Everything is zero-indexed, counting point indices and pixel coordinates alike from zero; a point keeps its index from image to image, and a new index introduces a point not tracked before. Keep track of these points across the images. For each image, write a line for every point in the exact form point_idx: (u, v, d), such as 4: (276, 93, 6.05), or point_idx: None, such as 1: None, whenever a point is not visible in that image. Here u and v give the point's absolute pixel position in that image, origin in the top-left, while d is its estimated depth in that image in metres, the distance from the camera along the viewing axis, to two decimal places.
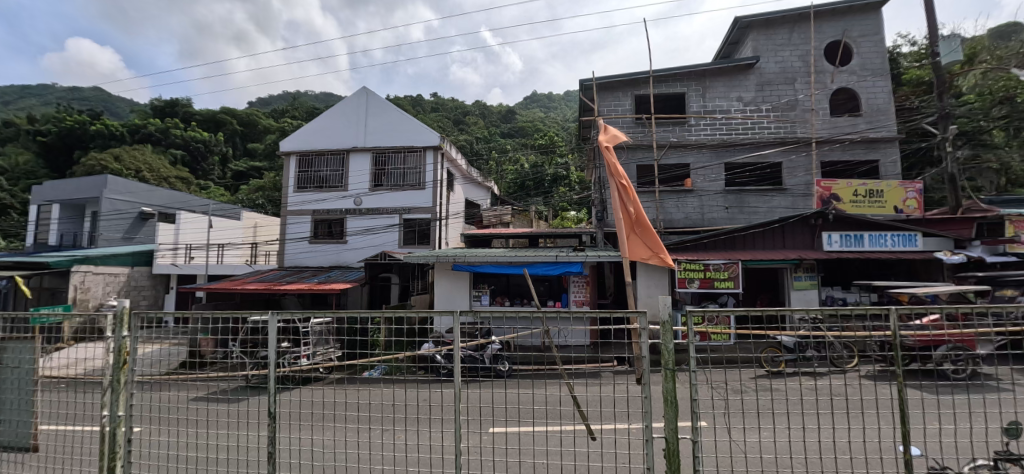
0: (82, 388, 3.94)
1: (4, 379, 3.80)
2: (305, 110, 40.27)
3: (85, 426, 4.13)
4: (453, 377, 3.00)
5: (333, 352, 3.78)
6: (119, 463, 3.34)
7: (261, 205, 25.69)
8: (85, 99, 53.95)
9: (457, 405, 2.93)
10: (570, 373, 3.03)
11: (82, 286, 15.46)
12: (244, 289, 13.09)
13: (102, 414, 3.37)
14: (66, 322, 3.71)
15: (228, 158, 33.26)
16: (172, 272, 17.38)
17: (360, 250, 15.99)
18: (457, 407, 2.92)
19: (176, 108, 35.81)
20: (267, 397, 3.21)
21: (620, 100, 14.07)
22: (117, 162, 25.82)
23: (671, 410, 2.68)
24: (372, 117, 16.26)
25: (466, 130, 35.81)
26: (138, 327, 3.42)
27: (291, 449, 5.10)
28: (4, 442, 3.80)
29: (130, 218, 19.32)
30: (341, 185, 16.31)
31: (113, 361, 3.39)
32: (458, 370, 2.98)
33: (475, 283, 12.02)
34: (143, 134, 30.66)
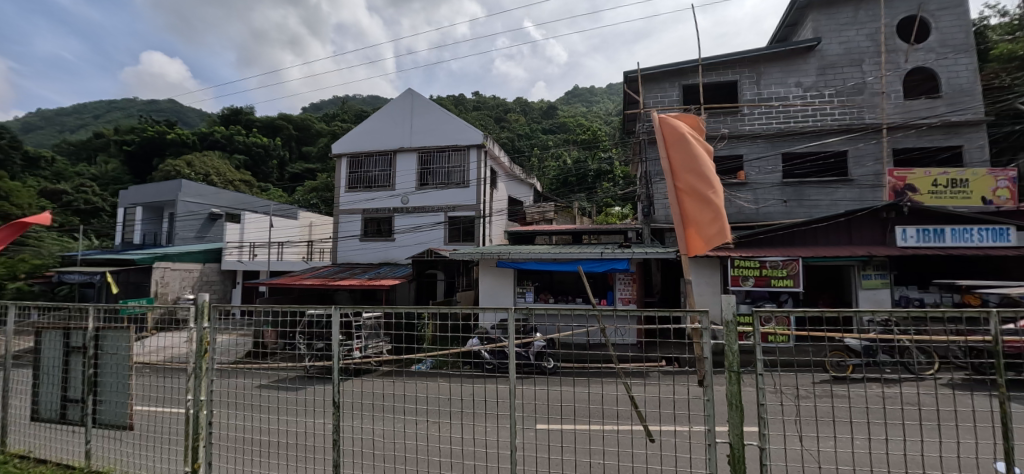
0: (168, 374, 4.29)
1: (103, 365, 4.20)
2: (354, 112, 41.62)
3: (170, 407, 4.48)
4: (506, 372, 3.01)
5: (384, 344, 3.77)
6: (201, 444, 3.66)
7: (314, 205, 27.08)
8: (161, 111, 58.99)
9: (513, 401, 2.95)
10: (631, 375, 2.93)
11: (161, 281, 16.74)
12: (301, 285, 13.75)
13: (187, 398, 3.67)
14: (149, 310, 4.04)
15: (285, 161, 35.01)
16: (238, 268, 18.44)
17: (408, 247, 16.43)
18: (513, 402, 2.95)
19: (239, 116, 38.14)
20: (330, 386, 3.38)
21: (666, 91, 13.72)
22: (189, 167, 27.87)
23: (736, 414, 2.60)
24: (417, 117, 16.63)
25: (508, 127, 35.88)
26: (215, 319, 3.73)
27: (355, 436, 5.51)
28: (103, 420, 4.18)
29: (201, 218, 20.79)
30: (388, 184, 16.82)
31: (196, 350, 3.70)
32: (513, 366, 3.01)
33: (519, 279, 12.07)
34: (211, 141, 32.98)
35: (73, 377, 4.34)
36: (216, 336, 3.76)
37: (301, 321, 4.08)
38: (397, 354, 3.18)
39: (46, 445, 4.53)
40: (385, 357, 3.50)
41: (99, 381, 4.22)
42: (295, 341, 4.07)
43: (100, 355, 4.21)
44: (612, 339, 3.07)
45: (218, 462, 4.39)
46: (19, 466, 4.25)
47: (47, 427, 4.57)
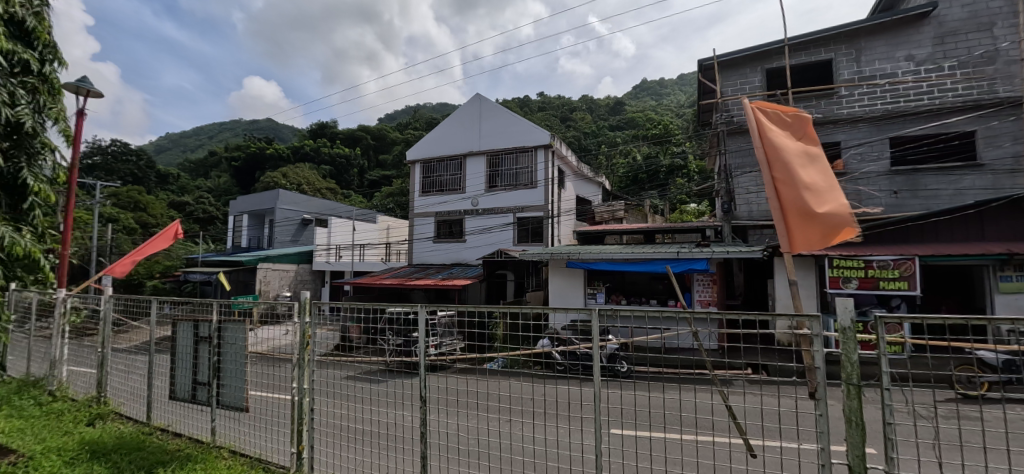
0: (274, 363, 4.72)
1: (224, 353, 4.69)
2: (425, 119, 43.20)
3: (277, 394, 4.92)
4: (590, 375, 2.99)
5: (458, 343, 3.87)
6: (305, 428, 4.05)
7: (391, 209, 28.50)
8: (259, 129, 65.15)
9: (597, 404, 2.92)
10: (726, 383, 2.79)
11: (264, 279, 18.34)
12: (382, 284, 14.49)
13: (293, 386, 4.04)
14: (255, 306, 4.46)
15: (365, 169, 37.15)
16: (326, 268, 19.79)
17: (478, 248, 16.72)
18: (598, 406, 2.92)
19: (325, 129, 41.10)
20: (417, 382, 3.56)
21: (747, 76, 12.93)
22: (284, 178, 30.46)
23: (857, 431, 2.39)
24: (485, 120, 16.94)
25: (574, 125, 35.56)
26: (314, 314, 4.07)
27: (442, 432, 5.76)
28: (225, 402, 4.68)
29: (295, 223, 22.65)
30: (459, 187, 17.31)
31: (299, 343, 4.06)
32: (598, 369, 2.98)
33: (589, 280, 11.89)
34: (303, 154, 35.96)
35: (200, 363, 4.91)
36: (315, 330, 4.09)
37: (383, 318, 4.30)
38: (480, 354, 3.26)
39: (182, 421, 5.18)
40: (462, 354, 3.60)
41: (221, 367, 4.72)
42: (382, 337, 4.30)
43: (221, 344, 4.71)
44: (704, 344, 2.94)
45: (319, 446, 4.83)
46: (161, 438, 4.92)
47: (180, 406, 5.20)
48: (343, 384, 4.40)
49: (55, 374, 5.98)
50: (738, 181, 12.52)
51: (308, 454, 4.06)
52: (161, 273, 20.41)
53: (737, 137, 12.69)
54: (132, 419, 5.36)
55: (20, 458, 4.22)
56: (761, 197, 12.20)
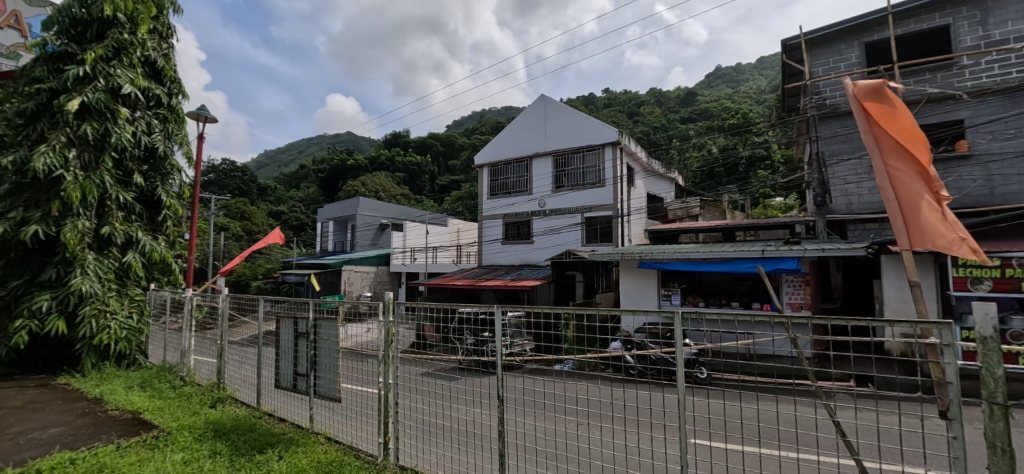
0: (362, 358, 5.18)
1: (320, 348, 5.22)
2: (492, 124, 44.07)
3: (366, 388, 5.38)
4: (674, 381, 3.05)
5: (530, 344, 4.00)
6: (390, 419, 4.44)
7: (461, 212, 29.47)
8: (341, 142, 70.32)
9: (681, 411, 2.98)
10: (832, 394, 2.71)
11: (347, 281, 19.68)
12: (455, 284, 15.07)
13: (381, 380, 4.47)
14: (342, 304, 4.94)
15: (435, 175, 38.64)
16: (403, 270, 20.83)
17: (546, 249, 16.80)
18: (681, 412, 2.98)
19: (399, 139, 43.36)
20: (495, 381, 3.80)
21: (841, 54, 11.70)
22: (363, 186, 32.49)
23: (1003, 458, 2.24)
24: (552, 121, 17.07)
25: (643, 119, 34.56)
26: (397, 313, 4.49)
27: (519, 433, 6.07)
28: (322, 392, 5.19)
29: (374, 228, 24.10)
30: (526, 189, 17.58)
31: (385, 340, 4.51)
32: (681, 374, 3.04)
33: (663, 281, 11.65)
34: (380, 164, 38.19)
35: (300, 355, 5.50)
36: (397, 328, 4.53)
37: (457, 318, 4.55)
38: (564, 357, 3.39)
39: (284, 408, 5.78)
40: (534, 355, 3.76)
41: (317, 361, 5.25)
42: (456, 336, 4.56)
43: (317, 340, 5.24)
44: (803, 351, 2.87)
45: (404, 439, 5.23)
46: (269, 422, 5.58)
47: (284, 394, 5.81)
48: (423, 381, 4.75)
49: (185, 362, 6.94)
50: (835, 170, 11.44)
51: (394, 445, 4.50)
52: (261, 275, 22.64)
53: (831, 121, 11.67)
54: (245, 403, 6.09)
55: (161, 433, 5.00)
56: (862, 188, 11.00)
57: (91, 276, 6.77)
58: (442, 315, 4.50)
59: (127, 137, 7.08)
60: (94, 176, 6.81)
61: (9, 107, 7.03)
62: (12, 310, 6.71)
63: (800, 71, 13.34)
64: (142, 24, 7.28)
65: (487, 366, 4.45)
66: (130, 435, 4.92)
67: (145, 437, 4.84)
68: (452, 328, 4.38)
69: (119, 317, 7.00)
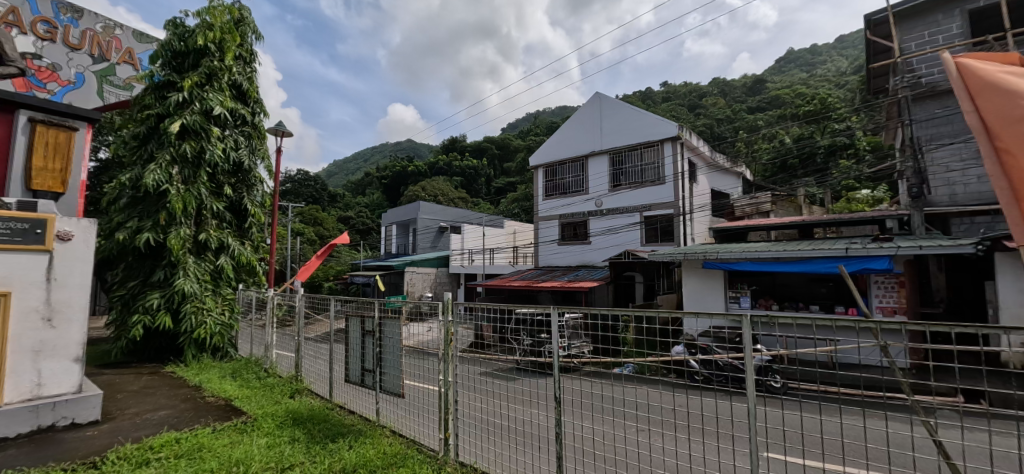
0: (424, 356, 5.46)
1: (385, 346, 5.56)
2: (547, 124, 44.10)
3: (429, 386, 5.67)
4: (743, 389, 2.99)
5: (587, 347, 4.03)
6: (450, 417, 4.65)
7: (517, 214, 29.81)
8: (402, 149, 73.27)
9: (751, 421, 2.92)
10: (931, 410, 2.52)
11: (410, 282, 20.54)
12: (512, 285, 15.33)
13: (441, 378, 4.70)
14: (404, 304, 5.26)
15: (491, 178, 39.29)
16: (461, 272, 21.38)
17: (603, 249, 16.60)
18: (751, 422, 2.92)
19: (456, 144, 44.53)
20: (553, 383, 3.90)
21: (938, 24, 10.54)
22: (423, 191, 33.67)
23: None
24: (607, 119, 16.89)
25: (706, 110, 33.11)
26: (454, 313, 4.71)
27: (577, 435, 6.18)
28: (387, 387, 5.54)
29: (434, 231, 24.93)
30: (583, 189, 17.55)
31: (444, 339, 4.75)
32: (751, 383, 2.96)
33: (731, 283, 11.22)
34: (438, 169, 39.41)
35: (367, 352, 5.89)
36: (455, 328, 4.75)
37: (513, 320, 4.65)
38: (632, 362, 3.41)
39: (354, 401, 6.20)
40: (591, 358, 3.80)
41: (382, 358, 5.60)
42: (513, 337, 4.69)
43: (383, 339, 5.59)
44: (897, 361, 2.70)
45: (465, 437, 5.46)
46: (340, 413, 6.02)
47: (353, 388, 6.24)
48: (481, 380, 4.90)
49: (268, 355, 7.63)
50: (933, 157, 10.38)
51: (453, 441, 4.69)
52: (332, 276, 24.12)
53: (927, 102, 10.60)
54: (319, 396, 6.61)
55: (249, 419, 5.55)
56: (969, 175, 9.82)
57: (190, 277, 7.61)
58: (499, 315, 4.65)
59: (217, 153, 7.88)
60: (192, 189, 7.67)
61: (127, 132, 8.11)
62: (131, 307, 7.71)
63: (887, 48, 12.23)
64: (228, 51, 8.08)
65: (544, 367, 4.54)
66: (222, 420, 5.50)
67: (236, 422, 5.40)
68: (509, 328, 4.50)
69: (213, 314, 7.79)
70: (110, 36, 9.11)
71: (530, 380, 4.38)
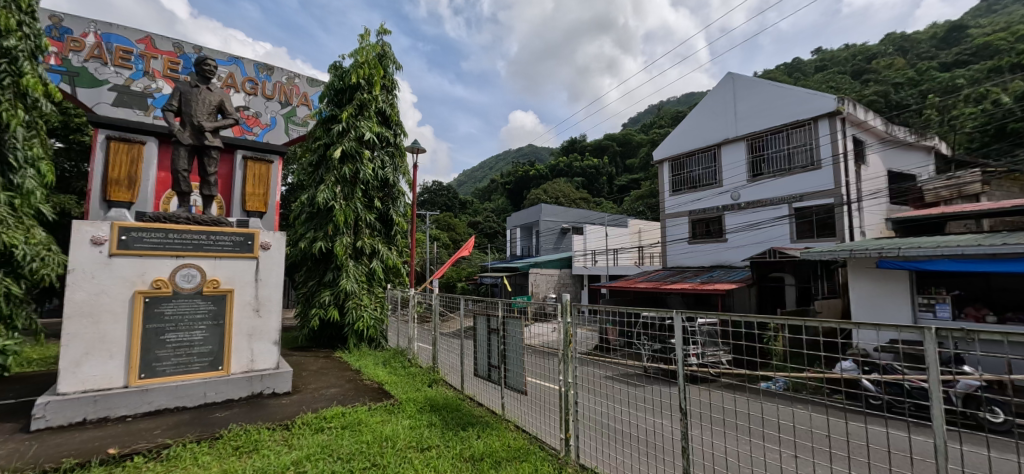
0: (547, 356, 5.78)
1: (510, 343, 6.05)
2: (672, 113, 41.94)
3: (550, 385, 6.04)
4: (929, 422, 2.58)
5: (725, 356, 3.81)
6: (570, 418, 4.99)
7: (642, 212, 29.03)
8: (524, 153, 75.77)
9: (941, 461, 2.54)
10: None
11: (534, 283, 21.35)
12: (637, 288, 15.14)
13: (562, 379, 5.09)
14: (530, 305, 5.71)
15: (614, 176, 38.73)
16: (585, 273, 21.51)
17: (742, 247, 15.33)
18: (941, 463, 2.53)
19: (576, 145, 45.00)
20: (679, 390, 3.95)
21: None
22: (545, 193, 34.57)
23: None
24: (743, 101, 15.74)
25: (875, 70, 27.95)
26: (573, 315, 4.94)
27: (705, 451, 6.13)
28: (512, 384, 6.01)
29: (556, 233, 25.53)
30: (715, 181, 16.47)
31: (565, 340, 5.04)
32: (940, 413, 2.55)
33: (922, 286, 9.46)
34: (559, 170, 40.17)
35: (493, 349, 6.46)
36: (575, 329, 5.00)
37: (638, 322, 4.68)
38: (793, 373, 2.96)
39: (481, 394, 6.85)
40: (725, 369, 3.67)
41: (508, 356, 6.10)
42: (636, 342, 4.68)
43: (508, 337, 6.07)
44: None
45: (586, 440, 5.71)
46: (471, 405, 6.69)
47: (481, 382, 6.87)
48: (603, 384, 5.00)
49: (411, 347, 8.69)
50: None
51: (574, 443, 4.99)
52: (465, 277, 26.09)
53: None
54: (453, 386, 7.38)
55: (397, 402, 6.45)
56: None
57: (351, 277, 9.03)
58: (624, 318, 4.72)
59: (369, 172, 9.22)
60: (351, 203, 9.08)
61: (306, 160, 9.91)
62: (311, 302, 9.39)
63: None
64: (375, 84, 9.39)
65: (669, 375, 4.47)
66: (376, 400, 6.49)
67: (387, 403, 6.34)
68: (633, 332, 4.54)
69: (369, 309, 9.12)
70: (292, 85, 10.98)
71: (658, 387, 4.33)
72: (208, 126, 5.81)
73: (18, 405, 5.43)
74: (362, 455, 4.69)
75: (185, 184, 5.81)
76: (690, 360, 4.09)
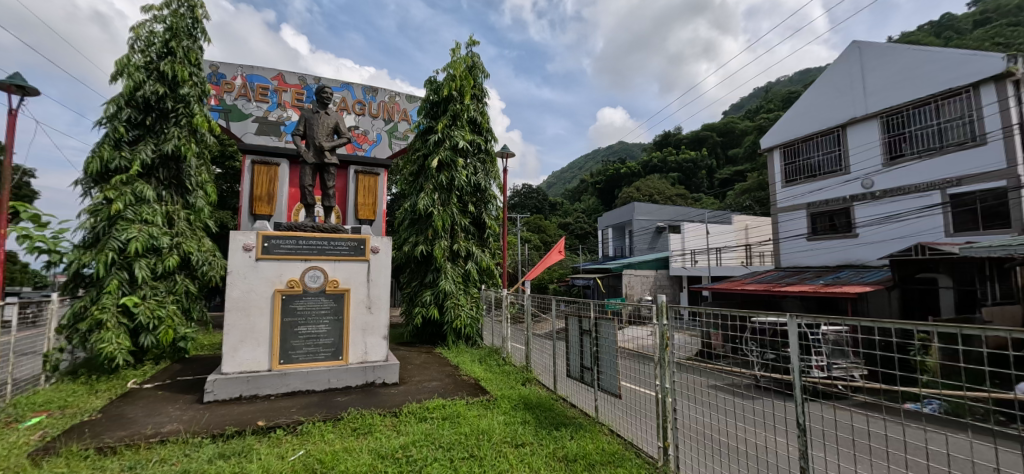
0: (642, 360, 5.67)
1: (603, 345, 6.09)
2: (781, 96, 38.53)
3: (645, 389, 5.98)
4: None
5: (857, 368, 3.41)
6: (667, 425, 4.88)
7: (749, 207, 27.09)
8: (615, 151, 74.29)
9: None
10: None
11: (628, 284, 20.98)
12: (744, 289, 14.21)
13: (657, 384, 4.96)
14: (624, 306, 5.66)
15: (714, 169, 36.65)
16: (683, 274, 20.66)
17: (878, 243, 13.07)
18: None
19: (671, 139, 43.28)
20: (794, 404, 3.61)
21: None
22: (638, 191, 33.75)
23: None
24: (873, 71, 13.29)
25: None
26: (670, 318, 4.82)
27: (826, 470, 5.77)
28: (606, 387, 6.05)
29: (651, 232, 24.83)
30: (840, 167, 14.17)
31: (661, 344, 4.92)
32: None
33: None
34: (653, 167, 39.01)
35: (585, 350, 6.58)
36: (672, 333, 4.86)
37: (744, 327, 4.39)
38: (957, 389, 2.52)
39: (574, 395, 7.00)
40: (852, 381, 3.31)
41: (601, 358, 6.15)
42: (745, 348, 4.36)
43: (602, 339, 6.11)
44: None
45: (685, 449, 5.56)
46: (564, 404, 6.86)
47: (574, 383, 7.02)
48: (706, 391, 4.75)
49: (505, 346, 9.09)
50: None
51: (673, 452, 4.88)
52: (556, 278, 26.44)
53: None
54: (545, 386, 7.62)
55: (493, 397, 6.83)
56: None
57: (449, 278, 9.67)
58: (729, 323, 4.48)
59: (463, 178, 9.77)
60: (447, 209, 9.71)
61: (407, 171, 10.75)
62: (414, 301, 10.21)
63: None
64: (466, 95, 9.90)
65: (784, 387, 4.11)
66: (473, 395, 6.91)
67: (483, 398, 6.72)
68: (738, 337, 4.31)
69: (466, 309, 9.67)
70: (394, 102, 11.97)
71: (772, 399, 3.97)
72: (326, 146, 6.59)
73: (195, 381, 6.64)
74: (461, 445, 5.07)
75: (310, 197, 6.68)
76: (811, 371, 3.73)
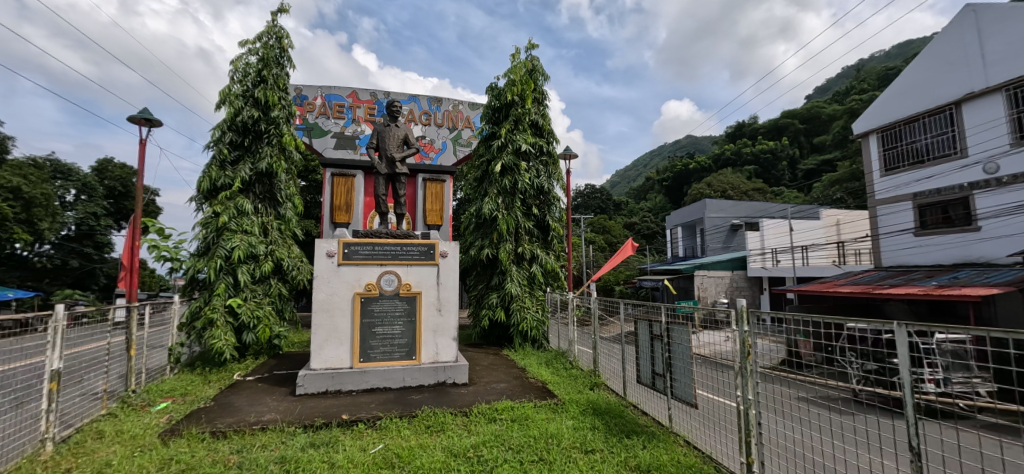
0: (721, 368, 5.31)
1: (677, 352, 5.86)
2: (874, 75, 35.25)
3: (725, 400, 5.66)
4: None
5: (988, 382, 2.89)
6: (752, 439, 4.52)
7: (840, 199, 24.97)
8: (683, 145, 71.59)
9: None
10: None
11: (701, 286, 20.13)
12: (838, 292, 13.06)
13: (739, 395, 4.64)
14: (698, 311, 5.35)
15: (796, 159, 34.24)
16: (763, 274, 19.48)
17: (1005, 238, 11.71)
18: None
19: (745, 130, 41.02)
20: (905, 422, 3.11)
21: None
22: (710, 187, 32.36)
23: None
24: (993, 40, 11.87)
25: None
26: (750, 324, 4.50)
27: None
28: (681, 395, 5.83)
29: (725, 230, 23.66)
30: (955, 150, 12.70)
31: (742, 351, 4.58)
32: None
33: None
34: (725, 160, 37.24)
35: (657, 357, 6.42)
36: (754, 340, 4.52)
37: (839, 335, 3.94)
38: None
39: (646, 402, 6.85)
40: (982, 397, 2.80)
41: (674, 365, 5.94)
42: (842, 358, 3.91)
43: (676, 344, 5.88)
44: None
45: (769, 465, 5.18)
46: (635, 412, 6.75)
47: (646, 390, 6.87)
48: (794, 403, 4.42)
49: (571, 350, 9.13)
50: None
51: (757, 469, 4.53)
52: (623, 279, 25.97)
53: None
54: (615, 391, 7.56)
55: (560, 401, 6.86)
56: None
57: (515, 281, 9.83)
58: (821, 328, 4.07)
59: (526, 181, 9.90)
60: (511, 212, 9.90)
61: (471, 176, 11.07)
62: (481, 303, 10.52)
63: None
64: (528, 99, 10.05)
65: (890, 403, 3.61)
66: (541, 398, 6.98)
67: (551, 402, 6.78)
68: (832, 345, 3.91)
69: (532, 311, 9.80)
70: (457, 110, 12.37)
71: (875, 416, 3.56)
72: (398, 157, 7.00)
73: (288, 375, 7.28)
74: (531, 448, 5.17)
75: (384, 205, 7.10)
76: (924, 385, 3.25)
